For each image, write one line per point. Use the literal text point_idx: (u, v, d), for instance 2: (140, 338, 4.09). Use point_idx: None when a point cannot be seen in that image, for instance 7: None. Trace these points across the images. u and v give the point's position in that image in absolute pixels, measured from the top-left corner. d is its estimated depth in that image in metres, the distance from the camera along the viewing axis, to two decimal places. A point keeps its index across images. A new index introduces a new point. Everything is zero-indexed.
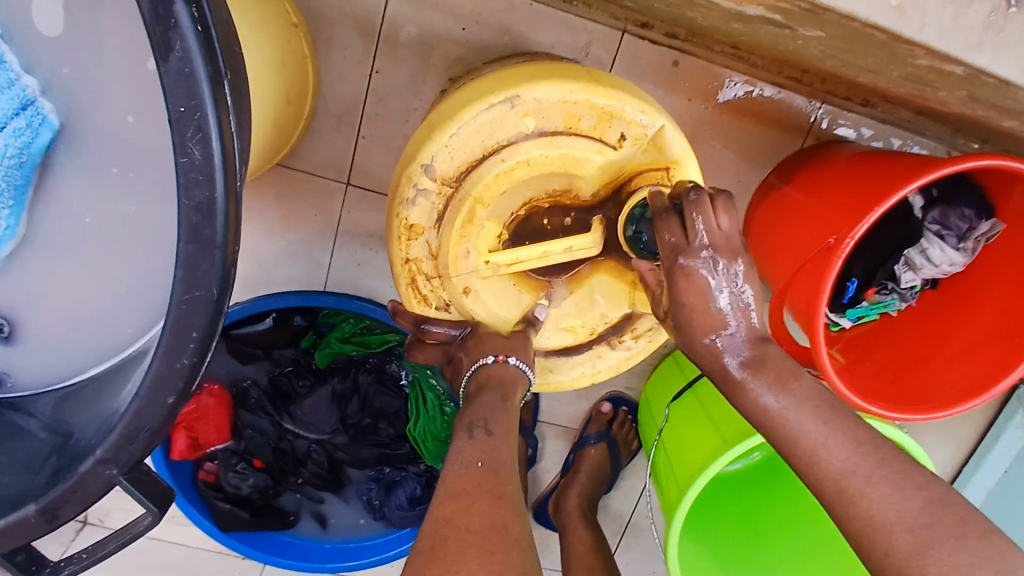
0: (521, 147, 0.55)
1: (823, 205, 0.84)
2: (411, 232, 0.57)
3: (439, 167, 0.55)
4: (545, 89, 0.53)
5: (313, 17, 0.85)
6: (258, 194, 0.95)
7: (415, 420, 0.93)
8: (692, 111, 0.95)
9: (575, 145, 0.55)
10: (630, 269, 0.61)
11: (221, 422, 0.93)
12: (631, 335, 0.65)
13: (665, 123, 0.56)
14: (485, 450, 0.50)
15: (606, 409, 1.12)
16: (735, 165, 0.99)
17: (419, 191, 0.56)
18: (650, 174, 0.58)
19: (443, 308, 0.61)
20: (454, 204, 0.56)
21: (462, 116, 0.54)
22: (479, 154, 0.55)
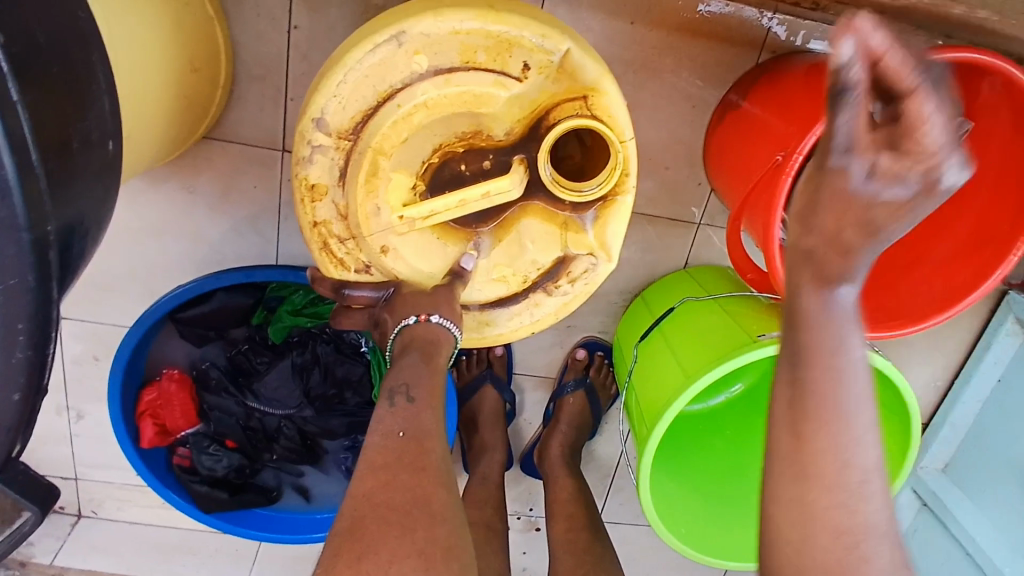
0: (417, 88, 0.51)
1: (779, 120, 0.79)
2: (314, 192, 0.54)
3: (331, 119, 0.51)
4: (431, 22, 0.49)
5: None
6: (191, 171, 0.91)
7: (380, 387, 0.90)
8: (636, 35, 0.90)
9: (476, 80, 0.51)
10: (561, 210, 0.59)
11: (186, 403, 0.92)
12: (567, 279, 0.61)
13: (572, 47, 0.51)
14: (409, 420, 0.47)
15: (581, 355, 1.09)
16: (689, 88, 0.93)
17: (315, 147, 0.52)
18: (568, 105, 0.55)
19: (363, 270, 0.58)
20: (355, 158, 0.53)
21: (347, 62, 0.50)
22: (374, 100, 0.51)
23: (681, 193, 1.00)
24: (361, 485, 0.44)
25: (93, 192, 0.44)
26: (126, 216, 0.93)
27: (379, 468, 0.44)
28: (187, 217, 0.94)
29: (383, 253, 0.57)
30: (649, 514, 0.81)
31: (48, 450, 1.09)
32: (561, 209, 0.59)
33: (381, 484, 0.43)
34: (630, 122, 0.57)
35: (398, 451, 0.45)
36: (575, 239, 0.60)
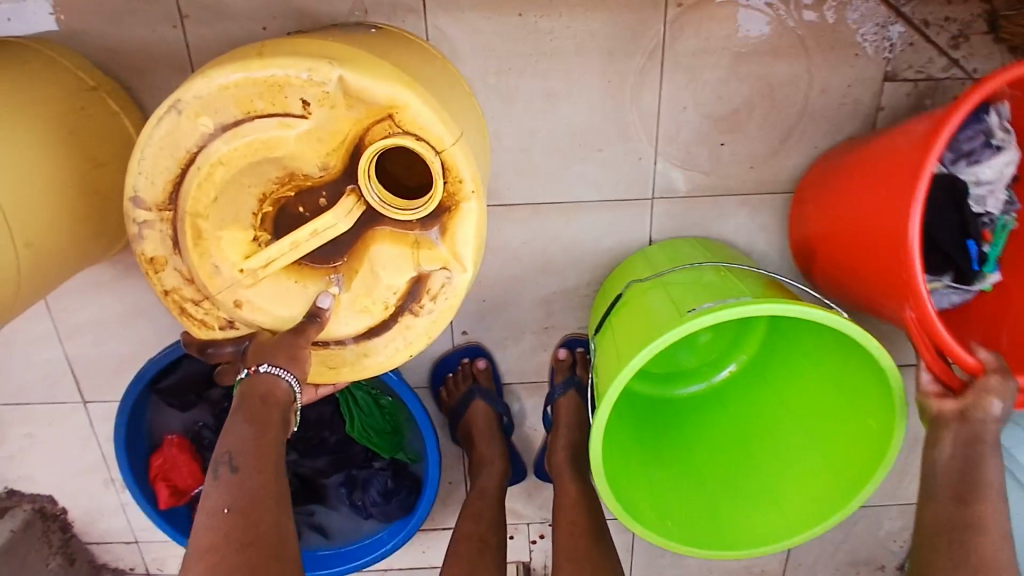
0: (209, 148, 0.53)
1: (857, 220, 0.77)
2: (155, 264, 0.57)
3: (144, 196, 0.55)
4: (199, 84, 0.51)
5: (128, 71, 0.88)
6: None
7: (352, 420, 0.93)
8: (529, 25, 0.87)
9: (259, 128, 0.52)
10: (409, 230, 0.58)
11: (191, 463, 0.99)
12: (430, 296, 0.61)
13: (346, 72, 0.51)
14: (234, 496, 0.53)
15: (564, 355, 1.06)
16: (601, 61, 0.89)
17: (141, 224, 0.56)
18: (377, 128, 0.54)
19: (228, 326, 0.60)
20: (178, 224, 0.56)
21: (141, 140, 0.53)
22: (176, 168, 0.54)
23: (623, 170, 0.96)
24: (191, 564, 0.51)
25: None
26: (109, 302, 1.01)
27: (206, 549, 0.51)
28: None
29: (235, 305, 0.59)
30: (611, 507, 0.78)
31: (108, 520, 1.21)
32: (408, 230, 0.58)
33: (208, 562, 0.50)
34: (448, 128, 0.55)
35: (224, 530, 0.52)
36: (428, 255, 0.59)
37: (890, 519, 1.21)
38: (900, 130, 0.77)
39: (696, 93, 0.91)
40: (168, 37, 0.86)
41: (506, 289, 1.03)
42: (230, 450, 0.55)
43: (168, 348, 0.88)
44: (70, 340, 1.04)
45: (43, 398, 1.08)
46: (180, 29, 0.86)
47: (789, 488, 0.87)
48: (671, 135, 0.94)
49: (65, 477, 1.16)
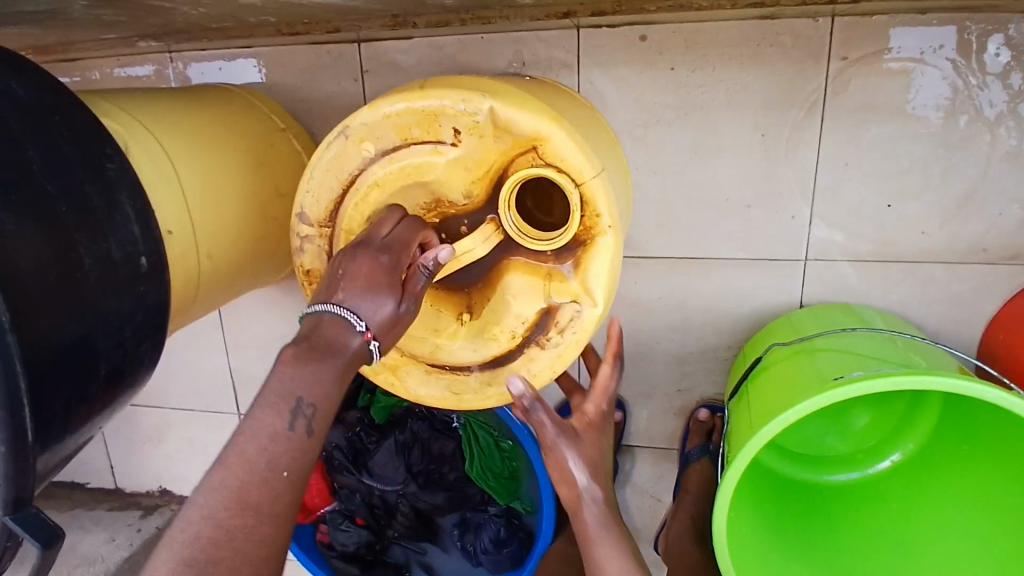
0: (370, 171, 0.59)
1: None
2: (311, 276, 0.64)
3: (309, 212, 0.61)
4: (366, 113, 0.57)
5: (313, 118, 0.99)
6: None
7: (472, 460, 0.94)
8: (681, 80, 0.87)
9: (413, 154, 0.57)
10: (544, 261, 0.60)
11: (320, 483, 1.02)
12: (557, 330, 0.61)
13: (496, 104, 0.54)
14: (295, 459, 0.51)
15: (703, 417, 0.99)
16: (754, 116, 0.86)
17: (303, 237, 0.62)
18: (522, 159, 0.57)
19: None
20: (334, 239, 0.62)
21: (314, 161, 0.60)
22: (339, 189, 0.60)
23: (775, 230, 0.90)
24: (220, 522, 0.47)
25: (125, 308, 0.58)
26: (269, 324, 1.11)
27: (239, 503, 0.48)
28: None
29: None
30: None
31: None
32: (544, 260, 0.60)
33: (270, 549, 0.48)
34: (590, 162, 0.56)
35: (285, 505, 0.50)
36: (559, 287, 0.60)
37: None
38: None
39: (862, 153, 0.86)
40: (348, 88, 0.96)
41: (638, 346, 1.00)
42: (307, 399, 0.52)
43: None
44: (234, 355, 1.15)
45: (206, 406, 1.20)
46: (361, 83, 0.96)
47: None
48: (830, 195, 0.88)
49: None
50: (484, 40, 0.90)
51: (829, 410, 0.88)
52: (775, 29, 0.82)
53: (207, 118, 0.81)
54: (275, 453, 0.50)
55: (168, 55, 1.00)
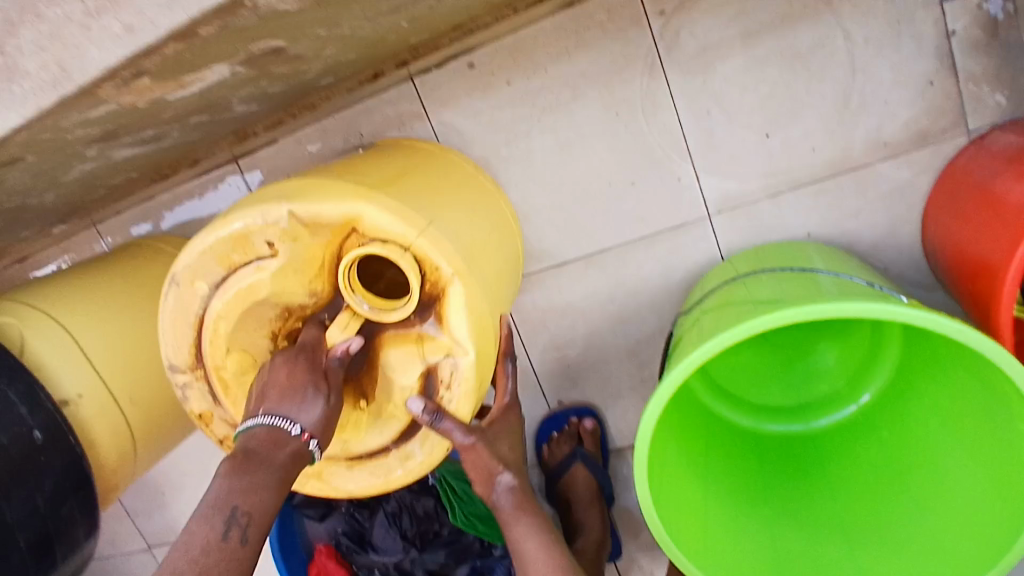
0: (210, 307, 0.60)
1: (979, 265, 0.67)
2: (204, 419, 0.66)
3: (176, 360, 0.63)
4: (185, 256, 0.59)
5: None
6: None
7: (454, 509, 0.95)
8: (520, 92, 0.86)
9: (241, 278, 0.59)
10: (408, 328, 0.61)
11: (342, 573, 0.98)
12: (444, 387, 0.62)
13: (293, 206, 0.56)
14: (228, 565, 0.51)
15: None
16: (602, 98, 0.85)
17: (182, 386, 0.64)
18: (346, 243, 0.59)
19: None
20: (208, 377, 0.64)
21: (160, 311, 0.62)
22: (193, 333, 0.62)
23: (668, 198, 0.88)
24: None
25: (22, 485, 0.63)
26: None
27: None
28: None
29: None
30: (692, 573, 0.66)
31: None
32: (408, 328, 0.61)
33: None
34: (409, 224, 0.57)
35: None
36: (429, 348, 0.60)
37: None
38: (1004, 176, 0.68)
39: (720, 95, 0.82)
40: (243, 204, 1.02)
41: (587, 351, 0.98)
42: (242, 507, 0.53)
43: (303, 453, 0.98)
44: None
45: None
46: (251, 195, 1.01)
47: (948, 522, 0.67)
48: (706, 146, 0.85)
49: None
50: (336, 120, 0.93)
51: (783, 357, 0.86)
52: (586, 12, 0.82)
53: (107, 279, 0.86)
54: (204, 568, 0.50)
55: (89, 228, 1.09)
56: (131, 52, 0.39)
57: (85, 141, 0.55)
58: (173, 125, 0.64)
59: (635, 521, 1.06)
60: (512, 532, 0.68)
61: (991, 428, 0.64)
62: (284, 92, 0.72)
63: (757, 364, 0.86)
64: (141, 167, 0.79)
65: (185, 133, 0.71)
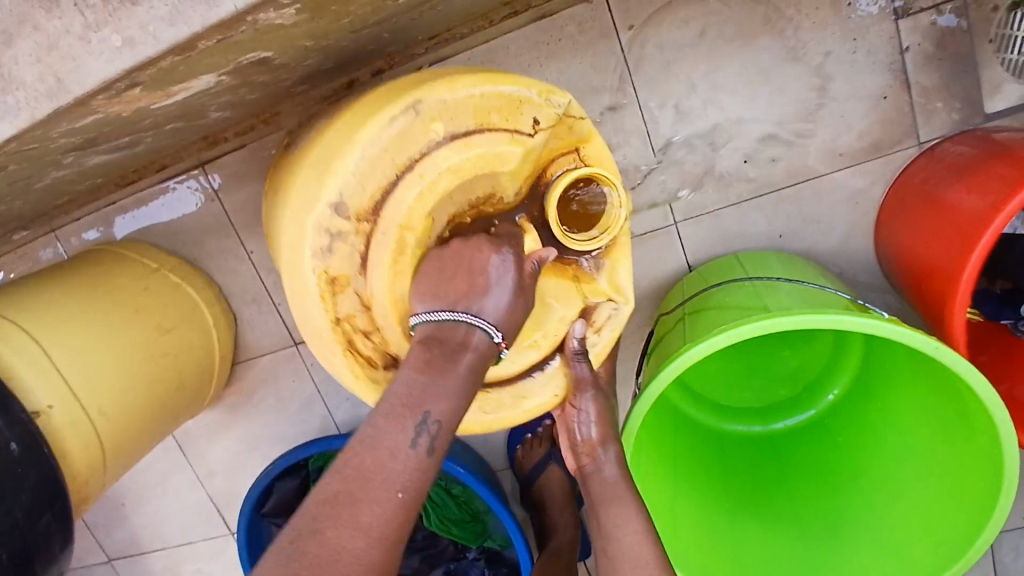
0: (434, 156, 0.57)
1: (933, 266, 0.73)
2: (335, 285, 0.58)
3: (348, 202, 0.56)
4: (446, 91, 0.56)
5: (192, 247, 1.04)
6: (249, 387, 1.12)
7: (428, 513, 0.97)
8: None
9: (491, 141, 0.58)
10: (569, 263, 0.63)
11: None
12: (593, 329, 0.65)
13: (571, 102, 0.61)
14: (410, 480, 0.47)
15: None
16: (573, 108, 0.87)
17: (336, 232, 0.57)
18: (563, 158, 0.62)
19: (390, 364, 0.63)
20: (378, 237, 0.58)
21: (365, 133, 0.55)
22: (393, 174, 0.57)
23: (638, 206, 0.90)
24: (328, 539, 0.43)
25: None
26: (228, 443, 1.15)
27: None
28: (264, 421, 1.14)
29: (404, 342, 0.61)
30: None
31: None
32: (570, 263, 0.63)
33: (384, 553, 0.44)
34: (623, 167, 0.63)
35: (394, 517, 0.45)
36: (591, 288, 0.63)
37: None
38: (956, 190, 0.73)
39: (686, 107, 0.86)
40: (211, 209, 1.01)
41: None
42: (432, 415, 0.49)
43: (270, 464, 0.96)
44: (208, 483, 1.18)
45: (204, 534, 1.22)
46: (218, 201, 1.01)
47: (903, 526, 0.72)
48: (673, 156, 0.88)
49: None
50: None
51: (749, 363, 0.89)
52: (555, 24, 0.84)
53: (76, 287, 0.85)
54: (394, 471, 0.47)
55: (45, 233, 1.05)
56: (128, 66, 0.40)
57: (64, 149, 0.54)
58: (150, 131, 0.63)
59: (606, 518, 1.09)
60: (610, 510, 0.67)
61: (952, 442, 0.69)
62: (259, 99, 0.72)
63: (724, 367, 0.88)
64: (109, 173, 0.78)
65: (160, 139, 0.70)
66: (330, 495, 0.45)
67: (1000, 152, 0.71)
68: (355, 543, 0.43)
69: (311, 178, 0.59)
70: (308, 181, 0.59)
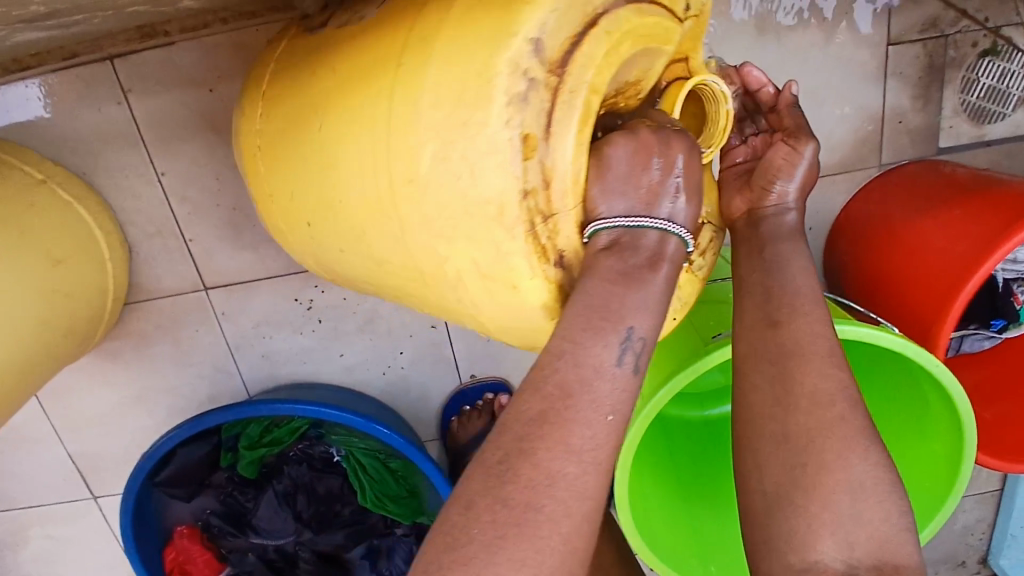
0: (616, 14, 0.45)
1: (899, 287, 0.77)
2: (528, 145, 0.43)
3: (544, 43, 0.42)
4: None
5: (82, 158, 0.84)
6: (137, 332, 0.94)
7: (363, 488, 0.89)
8: None
9: (657, 14, 0.48)
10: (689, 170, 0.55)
11: (207, 553, 0.93)
12: (698, 251, 0.55)
13: None
14: (620, 400, 0.43)
15: None
16: None
17: (528, 82, 0.42)
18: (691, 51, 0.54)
19: (557, 260, 0.47)
20: (564, 97, 0.43)
21: None
22: (580, 26, 0.44)
23: None
24: (540, 464, 0.40)
25: None
26: (101, 397, 0.97)
27: None
28: (152, 372, 0.97)
29: (578, 242, 0.47)
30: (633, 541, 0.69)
31: None
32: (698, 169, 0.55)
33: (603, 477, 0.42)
34: None
35: (609, 441, 0.42)
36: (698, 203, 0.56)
37: (965, 511, 1.14)
38: (934, 216, 0.77)
39: None
40: (115, 115, 0.83)
41: None
42: (636, 330, 0.45)
43: (182, 427, 0.82)
44: (70, 441, 1.00)
45: (58, 498, 1.03)
46: (126, 106, 0.82)
47: None
48: None
49: None
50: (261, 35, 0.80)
51: None
52: None
53: None
54: (600, 391, 0.43)
55: None
56: None
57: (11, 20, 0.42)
58: (104, 12, 0.50)
59: None
60: None
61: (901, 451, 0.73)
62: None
63: None
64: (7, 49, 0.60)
65: (103, 21, 0.55)
66: (533, 415, 0.42)
67: (963, 185, 0.78)
68: (568, 469, 0.41)
69: (468, 30, 0.43)
70: (460, 36, 0.43)
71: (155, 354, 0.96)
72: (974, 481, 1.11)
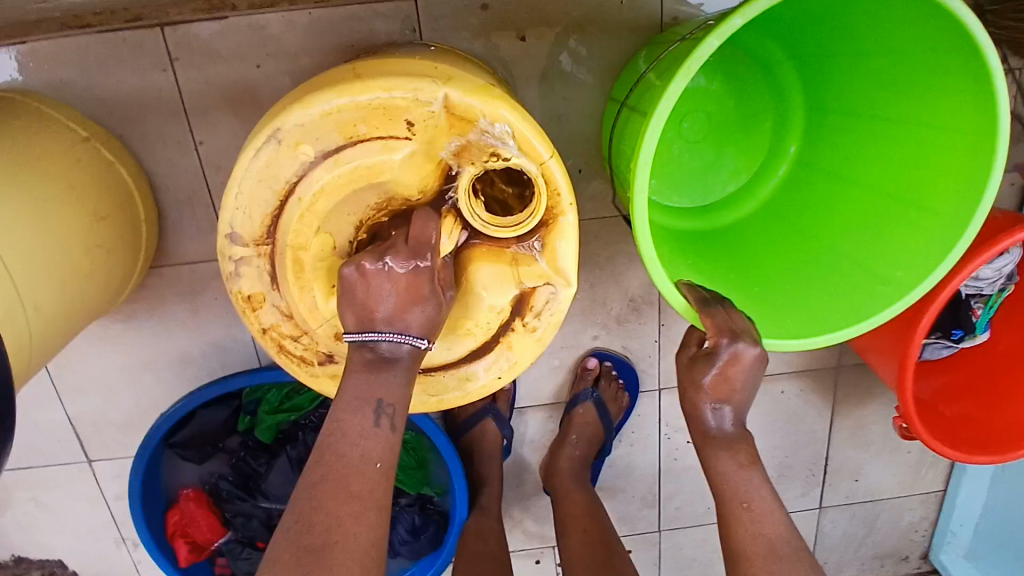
0: (310, 177, 0.54)
1: None
2: (253, 302, 0.59)
3: (240, 231, 0.56)
4: (299, 112, 0.52)
5: (120, 119, 0.86)
6: (154, 296, 0.95)
7: None
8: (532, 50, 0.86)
9: (364, 152, 0.53)
10: (504, 248, 0.56)
11: (210, 518, 0.94)
12: (533, 314, 0.60)
13: (446, 91, 0.52)
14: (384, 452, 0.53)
15: (591, 364, 1.04)
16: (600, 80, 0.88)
17: (238, 261, 0.57)
18: (472, 142, 0.53)
19: (326, 359, 0.61)
20: (277, 259, 0.57)
21: (240, 163, 0.54)
22: (275, 201, 0.55)
23: None
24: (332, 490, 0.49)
25: None
26: (109, 359, 0.98)
27: None
28: (164, 337, 0.98)
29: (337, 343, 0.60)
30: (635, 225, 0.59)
31: None
32: (505, 248, 0.57)
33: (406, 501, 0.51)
34: (542, 143, 0.53)
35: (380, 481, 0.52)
36: (527, 273, 0.58)
37: (911, 510, 1.25)
38: None
39: None
40: (159, 82, 0.84)
41: None
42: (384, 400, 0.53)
43: (200, 390, 0.85)
44: (70, 402, 1.00)
45: (53, 458, 1.03)
46: (171, 74, 0.84)
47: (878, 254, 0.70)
48: None
49: (67, 544, 1.11)
50: (314, 17, 0.83)
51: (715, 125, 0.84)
52: None
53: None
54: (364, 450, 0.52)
55: None
56: None
57: None
58: None
59: (519, 472, 1.13)
60: None
61: (927, 109, 0.65)
62: None
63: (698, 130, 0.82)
64: None
65: None
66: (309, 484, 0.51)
67: None
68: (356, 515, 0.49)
69: None
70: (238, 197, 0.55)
71: (169, 319, 0.97)
72: (921, 481, 1.22)
